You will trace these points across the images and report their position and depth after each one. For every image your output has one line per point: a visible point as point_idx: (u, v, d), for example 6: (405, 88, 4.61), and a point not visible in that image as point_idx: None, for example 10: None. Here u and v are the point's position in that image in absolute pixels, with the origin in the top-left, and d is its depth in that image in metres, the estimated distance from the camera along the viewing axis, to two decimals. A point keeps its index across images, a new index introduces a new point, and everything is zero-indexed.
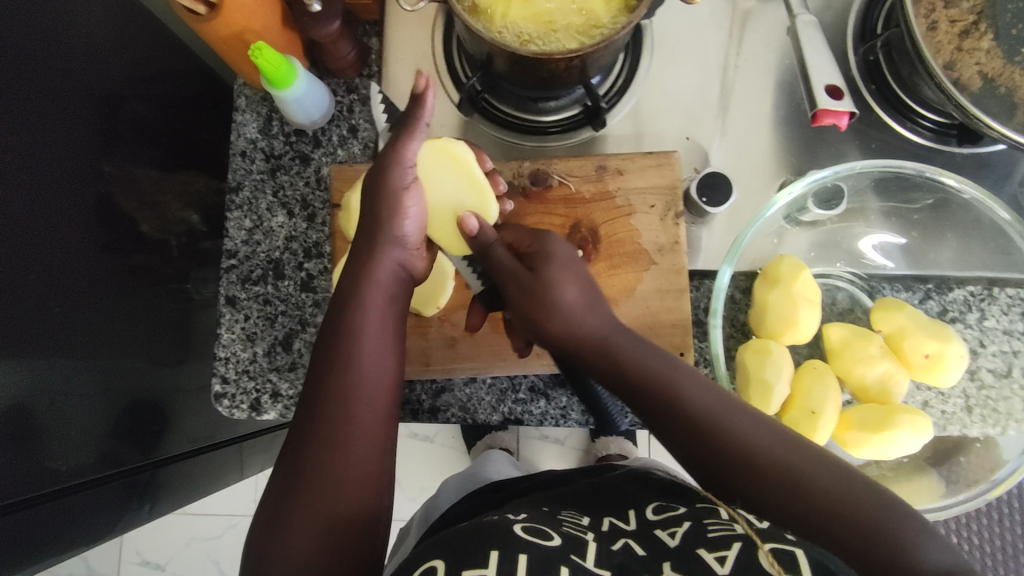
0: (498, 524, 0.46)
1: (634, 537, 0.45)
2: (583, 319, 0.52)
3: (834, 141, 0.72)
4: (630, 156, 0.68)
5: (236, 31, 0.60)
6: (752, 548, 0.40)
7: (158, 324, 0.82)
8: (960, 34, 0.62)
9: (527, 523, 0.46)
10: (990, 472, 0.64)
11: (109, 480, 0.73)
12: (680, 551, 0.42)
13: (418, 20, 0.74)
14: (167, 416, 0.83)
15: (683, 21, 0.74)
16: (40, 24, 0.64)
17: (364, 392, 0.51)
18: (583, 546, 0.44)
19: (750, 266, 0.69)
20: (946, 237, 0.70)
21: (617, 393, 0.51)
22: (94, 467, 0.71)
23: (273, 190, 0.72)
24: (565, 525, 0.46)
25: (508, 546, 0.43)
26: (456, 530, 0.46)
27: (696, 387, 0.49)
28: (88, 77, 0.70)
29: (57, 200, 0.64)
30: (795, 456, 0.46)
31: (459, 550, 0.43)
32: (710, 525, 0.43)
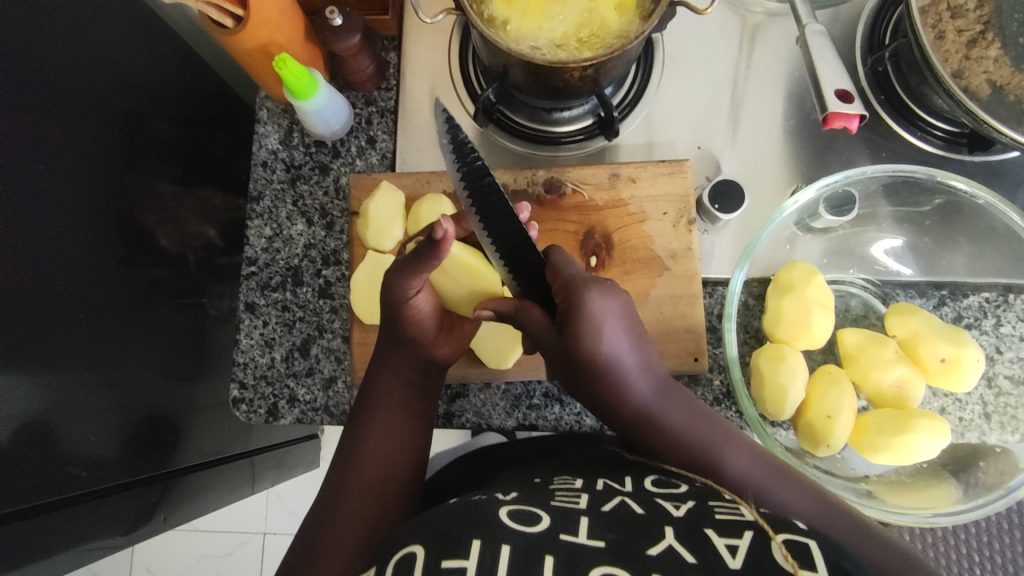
0: (483, 508, 0.45)
1: (630, 497, 0.47)
2: (626, 384, 0.54)
3: (844, 150, 0.73)
4: (643, 165, 0.69)
5: (261, 44, 0.62)
6: (764, 541, 0.39)
7: (174, 335, 0.83)
8: (967, 43, 0.63)
9: (514, 506, 0.46)
10: (1007, 478, 0.63)
11: (124, 489, 0.74)
12: (686, 524, 0.43)
13: (435, 34, 0.76)
14: (180, 426, 0.84)
15: (693, 35, 0.76)
16: (71, 44, 0.67)
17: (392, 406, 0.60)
18: (574, 523, 0.44)
19: (763, 272, 0.69)
20: (960, 243, 0.70)
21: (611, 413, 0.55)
22: (111, 474, 0.71)
23: (293, 199, 0.74)
24: (556, 499, 0.47)
25: (491, 536, 0.42)
26: (442, 510, 0.46)
27: (680, 414, 0.55)
28: (114, 94, 0.72)
29: (81, 210, 0.66)
30: (774, 480, 0.52)
31: (441, 537, 0.42)
32: (716, 508, 0.44)
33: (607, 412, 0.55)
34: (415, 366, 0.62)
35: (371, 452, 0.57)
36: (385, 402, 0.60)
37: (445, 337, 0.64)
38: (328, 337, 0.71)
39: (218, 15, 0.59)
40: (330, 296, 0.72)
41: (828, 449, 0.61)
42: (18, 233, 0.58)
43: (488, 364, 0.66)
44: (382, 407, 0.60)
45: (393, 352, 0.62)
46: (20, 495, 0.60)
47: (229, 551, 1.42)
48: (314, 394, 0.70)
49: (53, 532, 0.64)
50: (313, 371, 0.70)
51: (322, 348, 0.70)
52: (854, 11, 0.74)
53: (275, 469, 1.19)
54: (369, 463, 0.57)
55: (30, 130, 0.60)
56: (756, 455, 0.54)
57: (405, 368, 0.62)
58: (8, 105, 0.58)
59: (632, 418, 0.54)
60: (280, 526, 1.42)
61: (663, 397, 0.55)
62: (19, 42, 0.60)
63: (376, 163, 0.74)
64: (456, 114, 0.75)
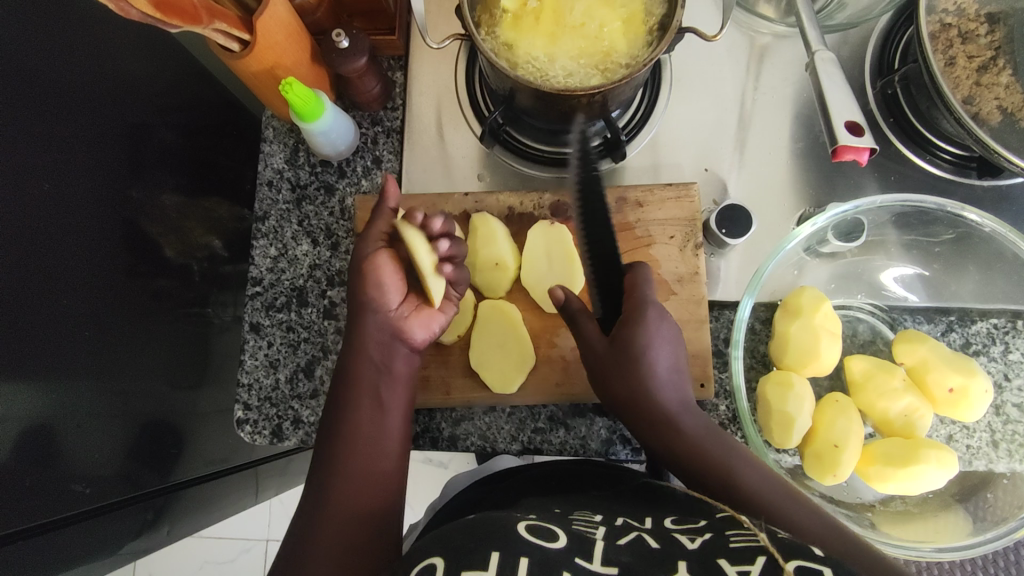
0: (501, 522, 0.45)
1: (648, 534, 0.46)
2: (659, 391, 0.57)
3: (852, 174, 0.73)
4: (650, 188, 0.69)
5: (268, 67, 0.62)
6: (776, 567, 0.38)
7: (178, 347, 0.83)
8: (978, 69, 0.63)
9: (533, 523, 0.46)
10: (1019, 510, 0.63)
11: (129, 503, 0.74)
12: (700, 556, 0.41)
13: (442, 55, 0.76)
14: (186, 439, 0.85)
15: (701, 57, 0.75)
16: (78, 58, 0.66)
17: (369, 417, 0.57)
18: (588, 548, 0.43)
19: (770, 297, 0.69)
20: (969, 268, 0.69)
21: (629, 418, 0.57)
22: (116, 489, 0.71)
23: (299, 220, 0.74)
24: (574, 525, 0.48)
25: (508, 548, 0.42)
26: (463, 523, 0.45)
27: (695, 422, 0.56)
28: (120, 108, 0.72)
29: (88, 227, 0.66)
30: (786, 503, 0.51)
31: (459, 548, 0.42)
32: (733, 536, 0.43)
33: (625, 416, 0.58)
34: (381, 342, 0.59)
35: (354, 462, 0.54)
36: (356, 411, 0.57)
37: (415, 312, 0.61)
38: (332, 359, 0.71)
39: (225, 41, 0.58)
40: (335, 317, 0.71)
41: (834, 479, 0.61)
42: (24, 253, 0.58)
43: (491, 388, 0.67)
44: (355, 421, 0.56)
45: (361, 333, 0.59)
46: (24, 513, 0.60)
47: (233, 558, 1.42)
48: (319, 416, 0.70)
49: (57, 548, 0.65)
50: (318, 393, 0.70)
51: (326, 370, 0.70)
52: (863, 33, 0.74)
53: (277, 478, 1.18)
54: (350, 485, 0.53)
55: (36, 150, 0.60)
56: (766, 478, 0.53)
57: (377, 352, 0.59)
58: (16, 126, 0.58)
59: (656, 420, 0.56)
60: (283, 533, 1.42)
61: (687, 408, 0.57)
62: (28, 60, 0.60)
63: (382, 183, 0.74)
64: (462, 134, 0.75)
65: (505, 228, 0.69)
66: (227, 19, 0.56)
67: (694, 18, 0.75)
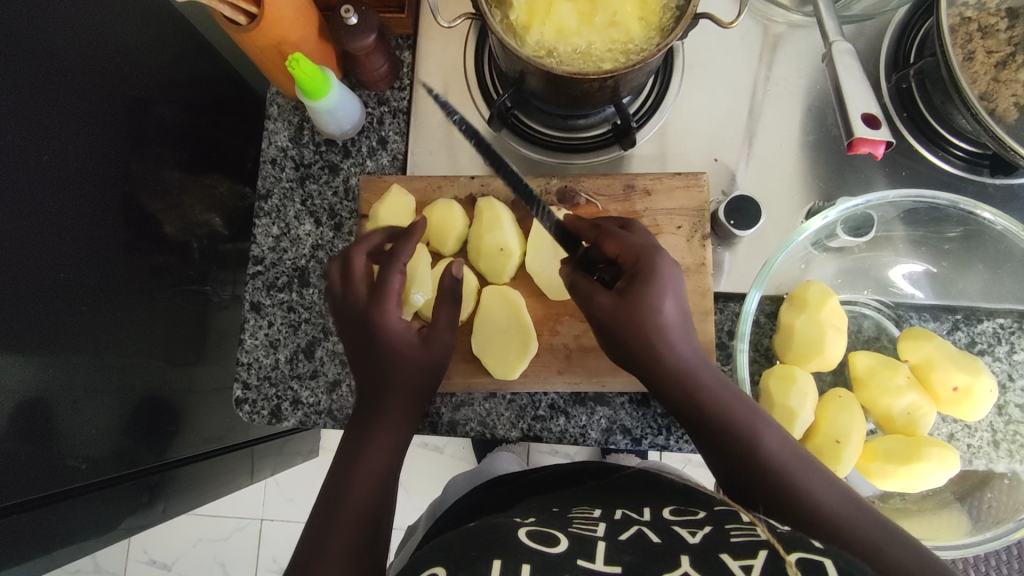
0: (503, 531, 0.46)
1: (648, 529, 0.46)
2: (675, 342, 0.53)
3: (863, 168, 0.72)
4: (659, 176, 0.68)
5: (274, 42, 0.61)
6: (777, 559, 0.38)
7: (176, 323, 0.83)
8: (996, 65, 0.62)
9: (533, 528, 0.47)
10: (1017, 512, 0.62)
11: (121, 480, 0.74)
12: (701, 549, 0.42)
13: (451, 35, 0.75)
14: (184, 418, 0.84)
15: (714, 44, 0.74)
16: (80, 26, 0.65)
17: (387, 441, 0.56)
18: (591, 549, 0.44)
19: (776, 290, 0.68)
20: (977, 267, 0.69)
21: (644, 372, 0.55)
22: (109, 464, 0.71)
23: (302, 199, 0.73)
24: (574, 525, 0.48)
25: (512, 555, 0.42)
26: (465, 530, 0.47)
27: (714, 380, 0.54)
28: (122, 79, 0.71)
29: (88, 201, 0.65)
30: (801, 469, 0.49)
31: (460, 557, 0.43)
32: (733, 531, 0.43)
33: (640, 366, 0.54)
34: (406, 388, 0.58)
35: (365, 482, 0.53)
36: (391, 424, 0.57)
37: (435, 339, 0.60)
38: (333, 340, 0.70)
39: (232, 14, 0.57)
40: None
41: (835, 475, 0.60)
42: (22, 224, 0.58)
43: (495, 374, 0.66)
44: (392, 435, 0.56)
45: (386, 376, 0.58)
46: (17, 487, 0.60)
47: (227, 536, 1.43)
48: (318, 397, 0.69)
49: (49, 522, 0.65)
50: (317, 374, 0.70)
51: (327, 351, 0.70)
52: (879, 25, 0.73)
53: (273, 458, 1.18)
54: (369, 482, 0.53)
55: (36, 119, 0.59)
56: (785, 443, 0.51)
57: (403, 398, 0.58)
58: (15, 94, 0.57)
59: (672, 373, 0.53)
60: (277, 513, 1.42)
61: (702, 358, 0.55)
62: (29, 27, 0.59)
63: (387, 164, 0.73)
64: (470, 117, 0.74)
65: (511, 214, 0.68)
66: None
67: (709, 5, 0.74)
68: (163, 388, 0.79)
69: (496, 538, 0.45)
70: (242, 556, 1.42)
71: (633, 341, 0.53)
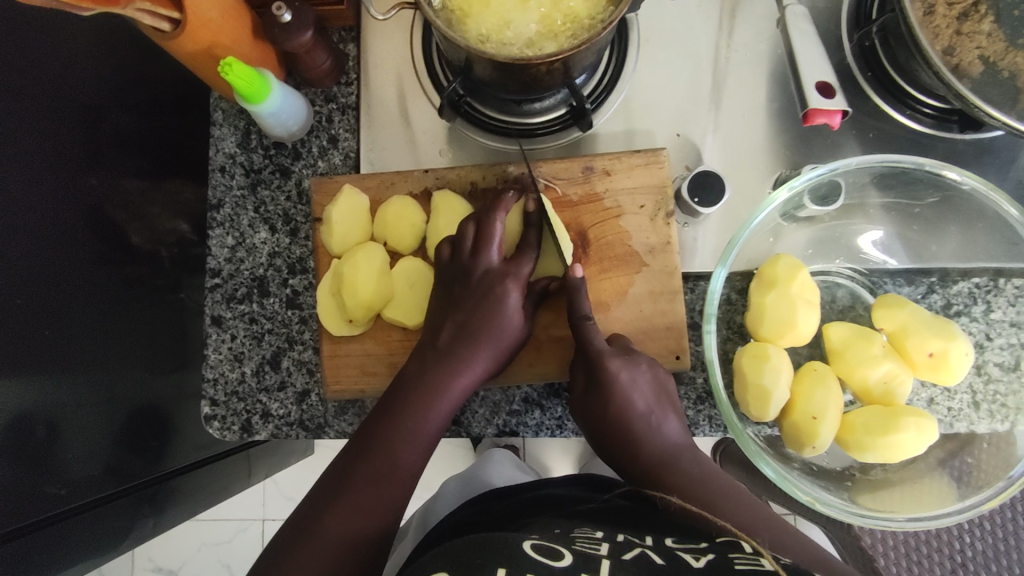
0: (507, 540, 0.46)
1: (652, 551, 0.47)
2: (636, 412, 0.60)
3: (830, 133, 0.70)
4: (618, 156, 0.66)
5: (204, 47, 0.58)
6: None
7: (160, 335, 0.80)
8: (958, 17, 0.59)
9: (536, 543, 0.47)
10: (1005, 471, 0.62)
11: (115, 497, 0.72)
12: None
13: (396, 23, 0.72)
14: (174, 429, 0.83)
15: (669, 13, 0.71)
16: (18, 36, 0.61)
17: (380, 466, 0.55)
18: (594, 564, 0.45)
19: (746, 264, 0.67)
20: (950, 229, 0.67)
21: (607, 441, 0.61)
22: (98, 482, 0.69)
23: (255, 206, 0.70)
24: (578, 545, 0.48)
25: (515, 564, 0.43)
26: (465, 539, 0.46)
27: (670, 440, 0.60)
28: (75, 85, 0.67)
29: (45, 219, 0.62)
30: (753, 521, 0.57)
31: (466, 564, 0.43)
32: (736, 558, 0.44)
33: (607, 441, 0.61)
34: (456, 395, 0.59)
35: (347, 506, 0.53)
36: (422, 419, 0.58)
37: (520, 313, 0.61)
38: (299, 349, 0.68)
39: (154, 22, 0.54)
40: (298, 306, 0.69)
41: (814, 450, 0.60)
42: None
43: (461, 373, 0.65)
44: (396, 457, 0.56)
45: (425, 384, 0.59)
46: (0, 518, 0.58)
47: (231, 538, 1.43)
48: (288, 408, 0.68)
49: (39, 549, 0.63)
50: (285, 385, 0.68)
51: (293, 361, 0.68)
52: None
53: (269, 460, 1.17)
54: (350, 513, 0.53)
55: None
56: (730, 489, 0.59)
57: (447, 407, 0.59)
58: None
59: (653, 453, 0.60)
60: (278, 512, 1.42)
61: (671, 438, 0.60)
62: None
63: (339, 163, 0.71)
64: (422, 108, 0.71)
65: (470, 208, 0.66)
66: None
67: None
68: (149, 401, 0.78)
69: (499, 546, 0.45)
70: (247, 557, 1.42)
71: (609, 426, 0.60)
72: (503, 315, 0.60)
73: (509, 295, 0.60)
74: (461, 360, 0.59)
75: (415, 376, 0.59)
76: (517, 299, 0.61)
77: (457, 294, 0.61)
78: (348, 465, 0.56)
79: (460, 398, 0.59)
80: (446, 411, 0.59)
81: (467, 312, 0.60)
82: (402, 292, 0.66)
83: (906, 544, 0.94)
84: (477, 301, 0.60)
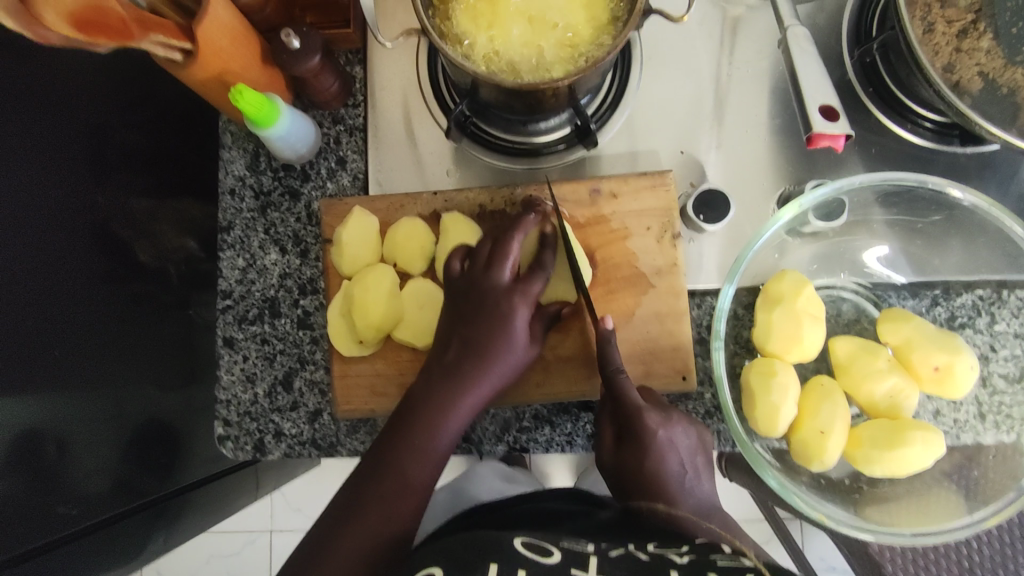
0: (499, 537, 0.47)
1: (636, 548, 0.49)
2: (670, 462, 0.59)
3: (832, 148, 0.71)
4: (624, 178, 0.67)
5: (216, 74, 0.59)
6: None
7: (169, 352, 0.81)
8: (957, 34, 0.60)
9: (525, 538, 0.48)
10: (1013, 480, 0.63)
11: (129, 515, 0.73)
12: (692, 567, 0.45)
13: (403, 45, 0.73)
14: (187, 447, 0.84)
15: (673, 31, 0.72)
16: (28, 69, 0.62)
17: (391, 489, 0.56)
18: (582, 560, 0.46)
19: (752, 280, 0.68)
20: (952, 242, 0.68)
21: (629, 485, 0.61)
22: (110, 501, 0.71)
23: (265, 228, 0.71)
24: (564, 542, 0.49)
25: (506, 558, 0.44)
26: (459, 537, 0.48)
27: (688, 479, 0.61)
28: (85, 114, 0.68)
29: (58, 247, 0.63)
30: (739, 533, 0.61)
31: (460, 559, 0.45)
32: (718, 557, 0.47)
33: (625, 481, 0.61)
34: (465, 413, 0.59)
35: (358, 528, 0.54)
36: (430, 437, 0.58)
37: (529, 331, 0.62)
38: (310, 369, 0.69)
39: (166, 53, 0.55)
40: (310, 326, 0.70)
41: (821, 465, 0.61)
42: None
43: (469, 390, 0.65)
44: (406, 476, 0.56)
45: (434, 403, 0.59)
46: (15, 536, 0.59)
47: (238, 550, 1.43)
48: (300, 428, 0.69)
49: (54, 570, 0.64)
50: (297, 405, 0.69)
51: (305, 381, 0.69)
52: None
53: (278, 473, 1.18)
54: (361, 536, 0.54)
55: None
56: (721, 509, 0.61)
57: (454, 425, 0.59)
58: None
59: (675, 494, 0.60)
60: (286, 523, 1.43)
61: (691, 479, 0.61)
62: None
63: (348, 184, 0.72)
64: (429, 129, 0.72)
65: (480, 229, 0.67)
66: (164, 30, 0.52)
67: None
68: (159, 419, 0.78)
69: (492, 541, 0.46)
70: (255, 568, 1.42)
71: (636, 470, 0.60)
72: (513, 332, 0.61)
73: (519, 310, 0.61)
74: (470, 378, 0.59)
75: (424, 395, 0.60)
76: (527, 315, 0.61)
77: (466, 313, 0.61)
78: (360, 486, 0.56)
79: (468, 416, 0.60)
80: (454, 429, 0.59)
81: (475, 331, 0.60)
82: (411, 312, 0.66)
83: (915, 551, 0.95)
84: (487, 318, 0.60)
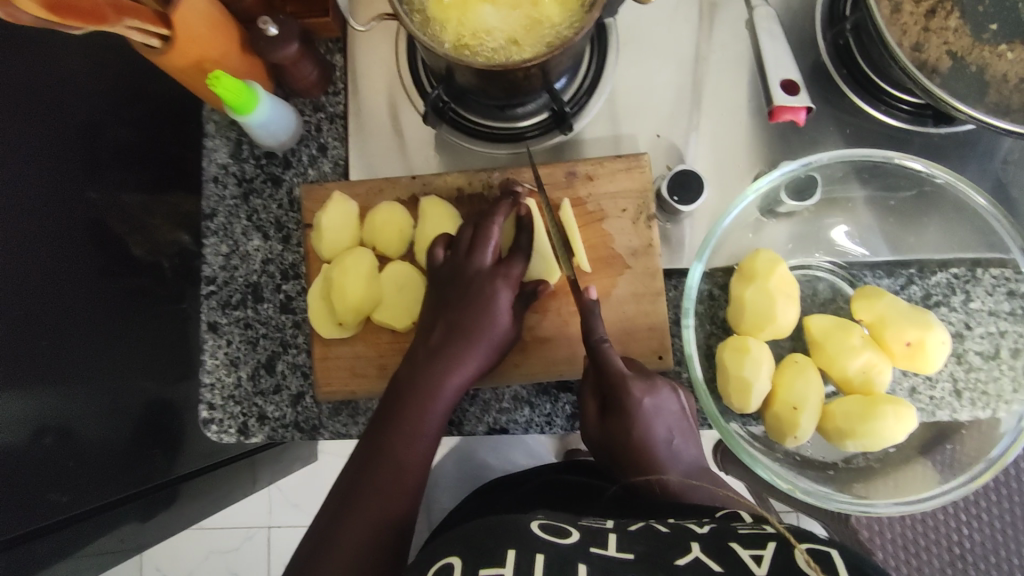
0: (515, 521, 0.47)
1: (656, 522, 0.50)
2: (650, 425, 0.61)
3: (807, 130, 0.71)
4: (599, 161, 0.67)
5: (194, 62, 0.60)
6: (786, 548, 0.43)
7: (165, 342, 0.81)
8: (926, 14, 0.61)
9: (542, 520, 0.49)
10: (986, 451, 0.63)
11: (121, 503, 0.74)
12: (713, 539, 0.46)
13: (382, 34, 0.74)
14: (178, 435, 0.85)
15: (648, 17, 0.73)
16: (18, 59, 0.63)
17: (386, 471, 0.57)
18: (602, 538, 0.47)
19: (727, 260, 0.68)
20: (928, 220, 0.68)
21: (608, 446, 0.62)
22: (101, 491, 0.70)
23: (247, 214, 0.72)
24: (583, 521, 0.50)
25: (523, 544, 0.45)
26: (475, 523, 0.48)
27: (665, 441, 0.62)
28: (75, 105, 0.69)
29: (53, 234, 0.64)
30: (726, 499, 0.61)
31: (478, 546, 0.45)
32: (740, 526, 0.48)
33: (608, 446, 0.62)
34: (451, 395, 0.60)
35: (358, 515, 0.55)
36: (422, 419, 0.59)
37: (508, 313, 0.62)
38: (293, 353, 0.70)
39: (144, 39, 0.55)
40: (292, 311, 0.71)
41: (795, 440, 0.61)
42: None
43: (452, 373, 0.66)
44: (399, 460, 0.57)
45: (423, 387, 0.60)
46: (18, 521, 0.59)
47: (239, 544, 1.44)
48: (283, 411, 0.70)
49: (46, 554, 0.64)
50: (280, 388, 0.70)
51: (287, 364, 0.70)
52: None
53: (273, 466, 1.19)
54: (362, 522, 0.54)
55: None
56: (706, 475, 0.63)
57: (442, 407, 0.60)
58: None
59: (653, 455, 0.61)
60: (284, 518, 1.44)
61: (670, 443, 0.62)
62: None
63: (329, 171, 0.73)
64: (409, 115, 0.73)
65: (458, 213, 0.68)
66: (140, 16, 0.53)
67: None
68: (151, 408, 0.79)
69: (509, 526, 0.46)
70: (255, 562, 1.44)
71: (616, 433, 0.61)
72: (495, 316, 0.62)
73: (500, 295, 0.62)
74: (456, 360, 0.60)
75: (412, 380, 0.61)
76: (508, 299, 0.62)
77: (449, 297, 0.63)
78: (358, 475, 0.57)
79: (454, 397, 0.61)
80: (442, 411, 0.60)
81: (460, 315, 0.61)
82: (391, 295, 0.67)
83: (903, 535, 0.95)
84: (468, 303, 0.61)
